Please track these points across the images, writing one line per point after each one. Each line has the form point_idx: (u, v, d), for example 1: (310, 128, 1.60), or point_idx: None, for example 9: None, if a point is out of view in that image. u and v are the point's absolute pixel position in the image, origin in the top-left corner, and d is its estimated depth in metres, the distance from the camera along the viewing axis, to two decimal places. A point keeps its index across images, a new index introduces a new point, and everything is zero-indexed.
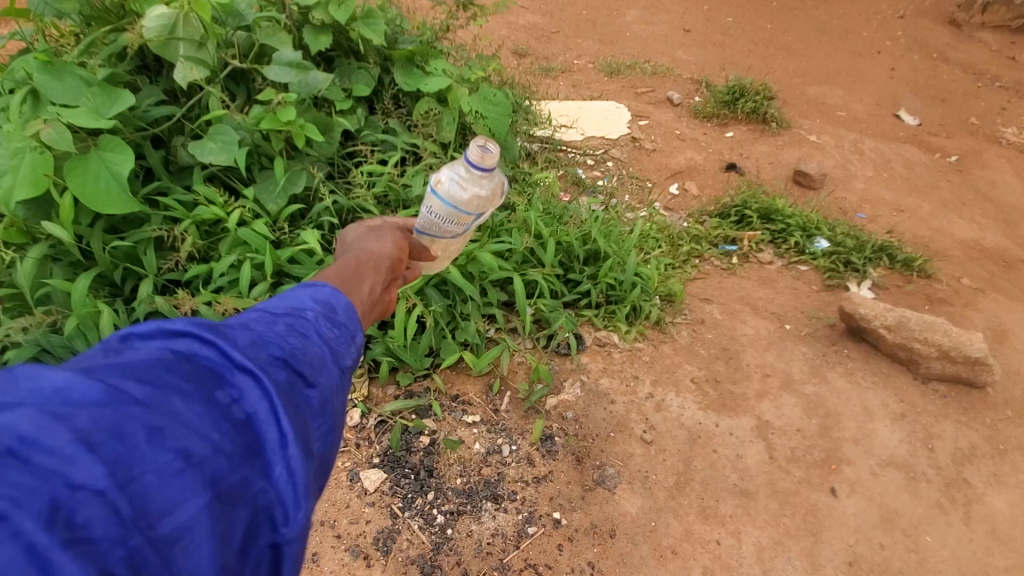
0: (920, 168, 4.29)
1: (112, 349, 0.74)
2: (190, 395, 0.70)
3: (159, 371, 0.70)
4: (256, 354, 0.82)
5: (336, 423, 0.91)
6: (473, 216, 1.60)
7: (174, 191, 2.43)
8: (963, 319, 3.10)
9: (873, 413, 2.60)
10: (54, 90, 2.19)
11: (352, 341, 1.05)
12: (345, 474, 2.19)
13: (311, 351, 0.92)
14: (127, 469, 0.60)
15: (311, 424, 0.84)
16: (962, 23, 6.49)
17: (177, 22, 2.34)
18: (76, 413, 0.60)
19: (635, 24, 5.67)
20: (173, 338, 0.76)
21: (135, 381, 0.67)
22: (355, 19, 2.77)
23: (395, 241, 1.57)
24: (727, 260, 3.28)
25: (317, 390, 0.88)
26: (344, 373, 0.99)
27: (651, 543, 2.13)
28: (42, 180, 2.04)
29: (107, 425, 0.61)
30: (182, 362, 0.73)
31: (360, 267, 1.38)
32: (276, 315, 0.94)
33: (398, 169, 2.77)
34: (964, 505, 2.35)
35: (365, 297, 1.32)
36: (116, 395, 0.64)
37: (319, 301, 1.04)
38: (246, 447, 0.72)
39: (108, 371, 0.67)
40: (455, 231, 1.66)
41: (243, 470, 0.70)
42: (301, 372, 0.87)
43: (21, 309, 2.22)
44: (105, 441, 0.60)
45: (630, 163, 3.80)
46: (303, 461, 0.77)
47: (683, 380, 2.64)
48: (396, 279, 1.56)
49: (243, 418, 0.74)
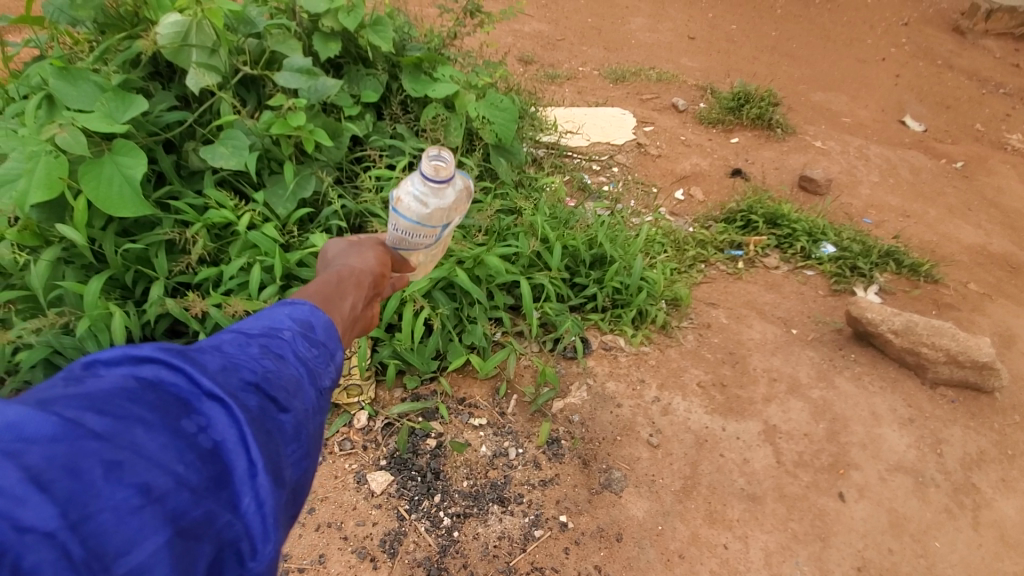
0: (926, 174, 4.30)
1: (74, 377, 0.73)
2: (154, 425, 0.70)
3: (121, 402, 0.70)
4: (227, 380, 0.83)
5: (309, 447, 0.93)
6: (439, 230, 1.57)
7: (185, 195, 2.47)
8: (970, 324, 3.09)
9: (880, 417, 2.59)
10: (69, 95, 2.25)
11: (330, 359, 1.09)
12: (351, 476, 2.19)
13: (285, 375, 0.94)
14: (82, 508, 0.60)
15: (284, 450, 0.86)
16: (966, 30, 6.52)
17: (190, 29, 2.37)
18: (27, 450, 0.59)
19: (640, 32, 5.72)
20: (139, 364, 0.76)
21: (95, 413, 0.67)
22: (364, 26, 2.82)
23: (377, 257, 1.59)
24: (732, 265, 3.29)
25: (291, 415, 0.90)
26: (321, 394, 1.02)
27: (657, 547, 2.12)
28: (57, 183, 2.09)
29: (61, 462, 0.60)
30: (146, 391, 0.74)
31: (342, 283, 1.40)
32: (250, 336, 0.97)
33: (406, 174, 2.79)
34: (972, 510, 2.34)
35: (347, 313, 1.35)
36: (72, 429, 0.63)
37: (296, 320, 1.09)
38: (212, 478, 0.73)
39: (67, 403, 0.67)
40: (424, 245, 1.63)
41: (208, 503, 0.71)
42: (274, 397, 0.89)
43: (34, 311, 2.25)
44: (59, 478, 0.59)
45: (635, 168, 3.82)
46: (272, 491, 0.78)
47: (690, 384, 2.64)
48: (379, 294, 1.58)
49: (210, 447, 0.74)
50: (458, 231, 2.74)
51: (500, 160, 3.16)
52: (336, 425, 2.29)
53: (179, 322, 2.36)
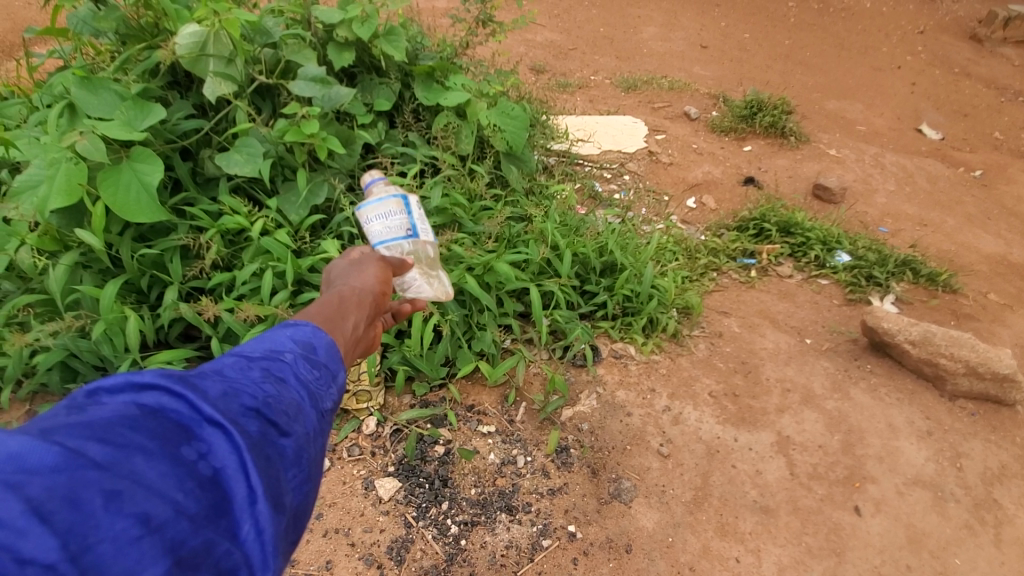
0: (943, 183, 4.23)
1: (77, 405, 0.75)
2: (153, 453, 0.71)
3: (121, 430, 0.71)
4: (228, 406, 0.84)
5: (311, 471, 0.94)
6: (405, 205, 1.84)
7: (200, 201, 2.52)
8: (990, 335, 3.02)
9: (898, 430, 2.54)
10: (90, 104, 2.30)
11: (332, 381, 1.10)
12: (360, 482, 2.19)
13: (286, 399, 0.95)
14: (81, 539, 0.61)
15: (284, 475, 0.86)
16: (984, 38, 6.43)
17: (208, 39, 2.42)
18: (29, 481, 0.61)
19: (653, 41, 5.73)
20: (141, 392, 0.77)
21: (96, 442, 0.68)
22: (378, 36, 2.85)
23: (378, 275, 1.59)
24: (745, 273, 3.26)
25: (292, 439, 0.91)
26: (322, 416, 1.03)
27: (667, 559, 2.09)
28: (76, 189, 2.13)
29: (62, 493, 0.62)
30: (147, 418, 0.74)
31: (343, 303, 1.41)
32: (251, 360, 0.98)
33: (417, 181, 2.80)
34: (994, 526, 2.27)
35: (349, 333, 1.34)
36: (73, 459, 0.65)
37: (298, 341, 1.09)
38: (211, 506, 0.73)
39: (68, 433, 0.68)
40: (402, 234, 1.83)
41: (206, 532, 0.71)
42: (275, 422, 0.90)
43: (53, 314, 2.30)
44: (59, 509, 0.61)
45: (647, 176, 3.81)
46: (272, 518, 0.78)
47: (702, 394, 2.61)
48: (381, 313, 1.58)
49: (210, 474, 0.75)
50: (469, 237, 2.75)
51: (511, 167, 3.17)
52: (345, 431, 2.29)
53: (192, 326, 2.40)
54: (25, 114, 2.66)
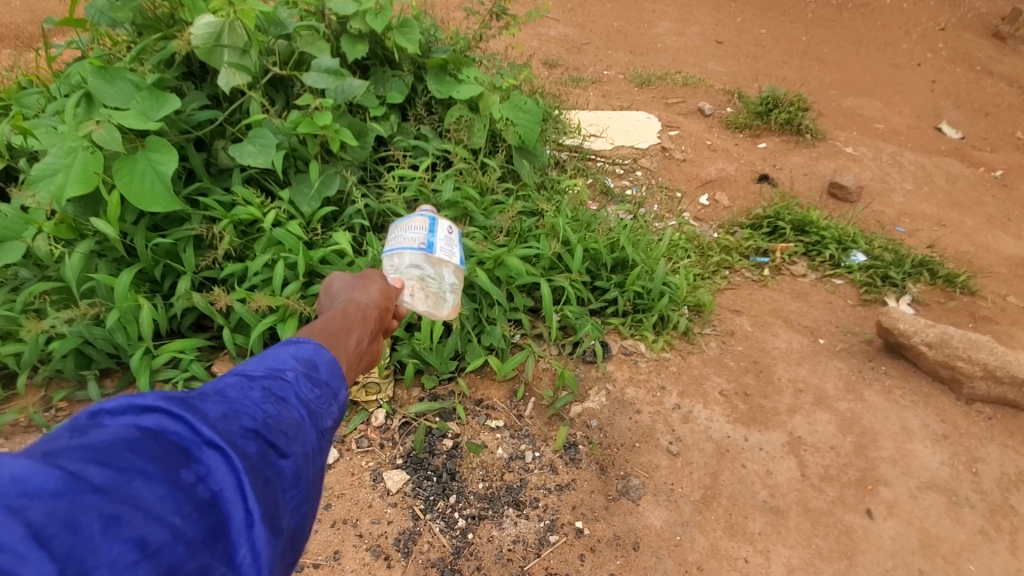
0: (963, 183, 4.16)
1: (79, 427, 0.76)
2: (153, 477, 0.72)
3: (122, 453, 0.72)
4: (228, 428, 0.85)
5: (309, 492, 0.94)
6: (430, 223, 1.82)
7: (213, 192, 2.54)
8: (1009, 338, 2.96)
9: (912, 433, 2.50)
10: (107, 93, 2.33)
11: (333, 400, 1.10)
12: (368, 474, 2.20)
13: (287, 419, 0.96)
14: (79, 563, 0.62)
15: (282, 497, 0.86)
16: (1007, 35, 6.30)
17: (223, 30, 2.42)
18: (30, 505, 0.62)
19: (668, 36, 5.69)
20: (141, 414, 0.78)
21: (97, 465, 0.69)
22: (391, 28, 2.86)
23: (382, 290, 1.61)
24: (758, 272, 3.22)
25: (290, 460, 0.92)
26: (321, 436, 1.03)
27: (675, 558, 2.07)
28: (91, 178, 2.15)
29: (62, 516, 0.63)
30: (148, 440, 0.76)
31: (347, 319, 1.42)
32: (253, 379, 0.99)
33: (429, 174, 2.84)
34: (1010, 533, 2.22)
35: (352, 349, 1.35)
36: (74, 483, 0.66)
37: (300, 359, 1.10)
38: (210, 530, 0.74)
39: (71, 455, 0.69)
40: (411, 248, 1.80)
41: (204, 556, 0.72)
42: (274, 443, 0.90)
43: (67, 301, 2.32)
44: (58, 534, 0.62)
45: (660, 173, 3.77)
46: (268, 542, 0.79)
47: (712, 393, 2.58)
48: (385, 326, 1.60)
49: (208, 496, 0.76)
50: (480, 231, 2.76)
51: (523, 161, 3.17)
52: (354, 422, 2.30)
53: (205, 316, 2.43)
54: (43, 105, 2.70)
